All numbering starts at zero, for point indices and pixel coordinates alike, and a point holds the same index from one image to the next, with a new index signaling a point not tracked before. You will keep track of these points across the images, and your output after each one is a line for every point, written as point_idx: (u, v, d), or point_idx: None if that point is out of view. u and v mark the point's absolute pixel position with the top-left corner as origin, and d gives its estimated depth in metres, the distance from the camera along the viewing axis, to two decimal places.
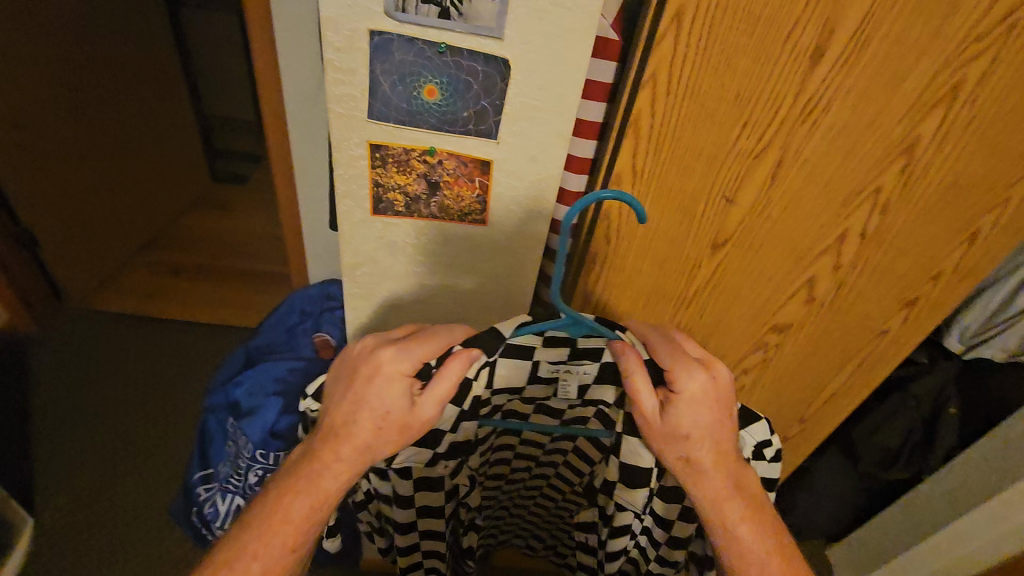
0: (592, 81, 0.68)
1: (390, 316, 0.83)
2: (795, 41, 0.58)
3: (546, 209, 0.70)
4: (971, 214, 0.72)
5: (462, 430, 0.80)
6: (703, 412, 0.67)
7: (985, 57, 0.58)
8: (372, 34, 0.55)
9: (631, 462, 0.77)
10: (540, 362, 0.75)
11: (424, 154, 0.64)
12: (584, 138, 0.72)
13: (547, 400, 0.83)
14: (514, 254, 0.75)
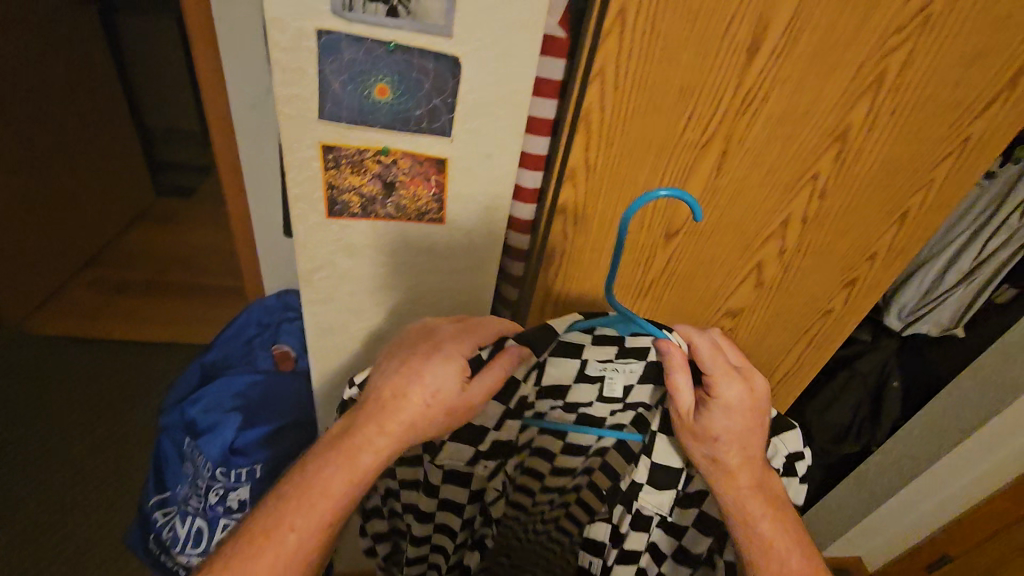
0: (542, 78, 0.69)
1: (351, 322, 0.82)
2: (732, 36, 0.60)
3: (503, 205, 0.71)
4: (900, 197, 0.77)
5: (506, 429, 0.82)
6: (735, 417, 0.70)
7: (905, 48, 0.63)
8: (319, 33, 0.54)
9: (662, 461, 0.78)
10: (586, 362, 0.76)
11: (378, 153, 0.64)
12: (537, 134, 0.73)
13: (588, 407, 0.83)
14: (473, 252, 0.76)
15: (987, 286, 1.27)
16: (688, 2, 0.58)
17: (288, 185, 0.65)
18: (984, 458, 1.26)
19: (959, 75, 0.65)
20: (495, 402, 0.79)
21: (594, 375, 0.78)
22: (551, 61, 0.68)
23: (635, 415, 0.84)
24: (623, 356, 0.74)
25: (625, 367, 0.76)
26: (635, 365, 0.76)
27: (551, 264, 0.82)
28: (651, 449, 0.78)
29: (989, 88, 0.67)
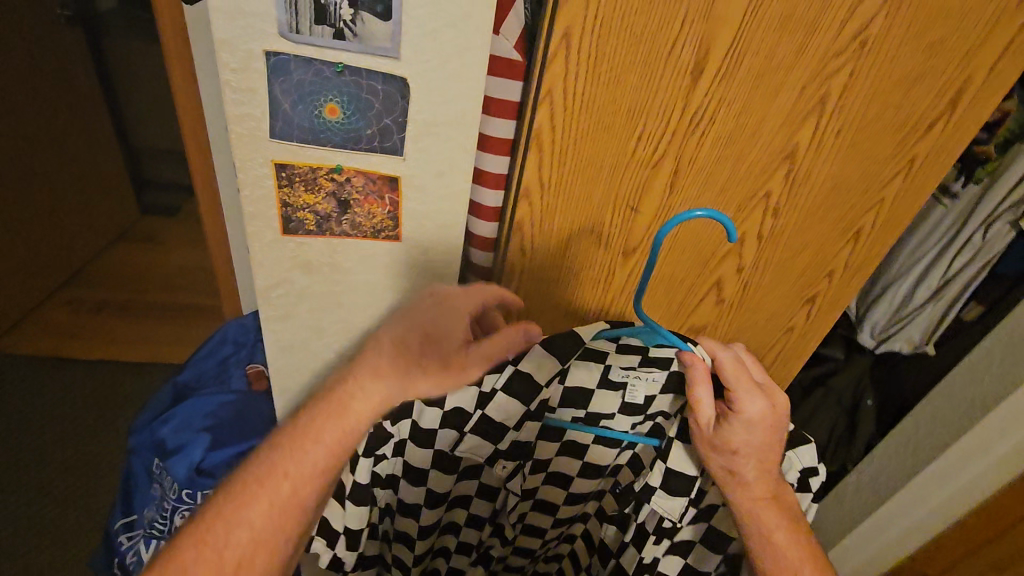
0: (499, 99, 0.71)
1: (312, 339, 0.82)
2: (676, 59, 0.62)
3: (458, 223, 0.72)
4: (853, 215, 0.78)
5: (526, 428, 0.78)
6: (756, 432, 0.69)
7: (845, 71, 0.64)
8: (267, 54, 0.55)
9: (678, 468, 0.76)
10: (610, 367, 0.77)
11: (331, 172, 0.64)
12: (496, 154, 0.75)
13: (609, 420, 0.80)
14: (432, 269, 0.76)
15: (956, 302, 1.28)
16: (631, 27, 0.59)
17: (242, 202, 0.66)
18: (950, 479, 1.19)
19: (900, 97, 0.67)
20: (517, 401, 0.73)
21: (617, 382, 0.77)
22: (507, 84, 0.70)
23: (651, 427, 0.81)
24: (646, 363, 0.75)
25: (649, 375, 0.76)
26: (658, 374, 0.76)
27: (510, 282, 0.83)
28: (667, 455, 0.76)
29: (931, 110, 0.68)
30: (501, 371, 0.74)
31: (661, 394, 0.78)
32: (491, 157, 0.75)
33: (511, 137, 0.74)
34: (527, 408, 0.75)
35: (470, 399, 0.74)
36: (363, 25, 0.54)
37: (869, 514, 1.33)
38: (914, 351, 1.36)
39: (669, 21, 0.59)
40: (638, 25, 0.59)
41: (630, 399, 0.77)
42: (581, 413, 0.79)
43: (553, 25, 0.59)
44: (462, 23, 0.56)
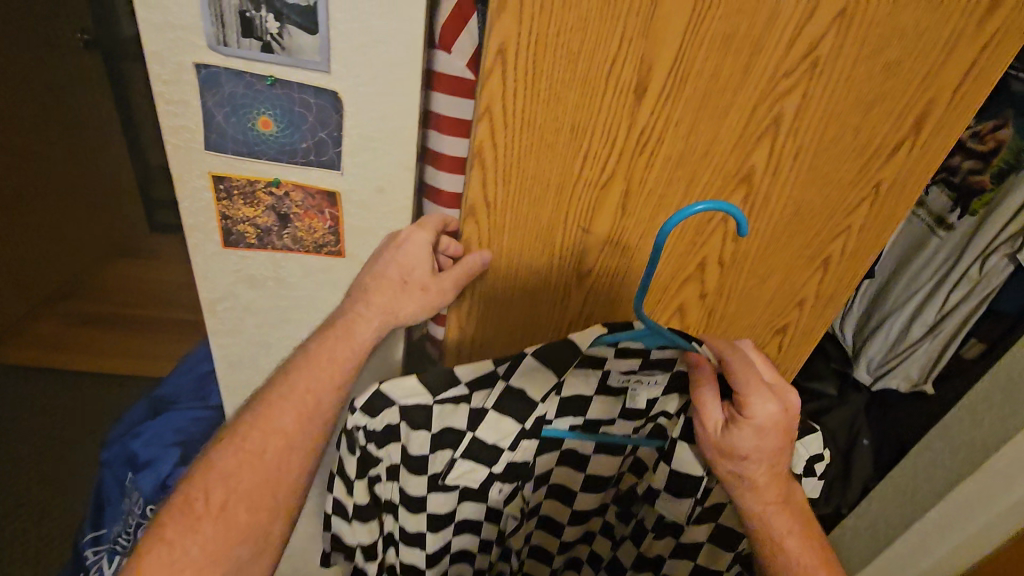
0: (452, 118, 0.74)
1: (261, 355, 0.80)
2: (617, 77, 0.61)
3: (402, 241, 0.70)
4: (819, 241, 0.75)
5: (521, 450, 0.76)
6: (766, 438, 0.69)
7: (796, 92, 0.62)
8: (198, 67, 0.56)
9: (685, 470, 0.79)
10: (609, 371, 0.76)
11: (269, 185, 0.64)
12: (451, 172, 0.78)
13: (610, 425, 0.82)
14: None
15: (954, 336, 1.21)
16: (568, 44, 0.59)
17: (182, 214, 0.66)
18: (963, 522, 1.12)
19: (858, 119, 0.64)
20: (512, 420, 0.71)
21: (616, 387, 0.77)
22: (460, 103, 0.73)
23: (650, 429, 0.83)
24: (648, 367, 0.76)
25: (650, 379, 0.77)
26: (658, 376, 0.77)
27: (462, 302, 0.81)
28: (671, 457, 0.79)
29: (892, 133, 0.65)
30: (490, 389, 0.70)
31: (660, 395, 0.79)
32: (449, 176, 0.79)
33: (465, 155, 0.78)
34: (522, 426, 0.71)
35: (461, 418, 0.71)
36: (290, 38, 0.54)
37: (878, 554, 1.26)
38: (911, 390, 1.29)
39: (606, 38, 0.58)
40: (575, 42, 0.59)
41: (631, 404, 0.79)
42: (579, 422, 0.80)
43: (488, 41, 0.59)
44: (392, 38, 0.55)
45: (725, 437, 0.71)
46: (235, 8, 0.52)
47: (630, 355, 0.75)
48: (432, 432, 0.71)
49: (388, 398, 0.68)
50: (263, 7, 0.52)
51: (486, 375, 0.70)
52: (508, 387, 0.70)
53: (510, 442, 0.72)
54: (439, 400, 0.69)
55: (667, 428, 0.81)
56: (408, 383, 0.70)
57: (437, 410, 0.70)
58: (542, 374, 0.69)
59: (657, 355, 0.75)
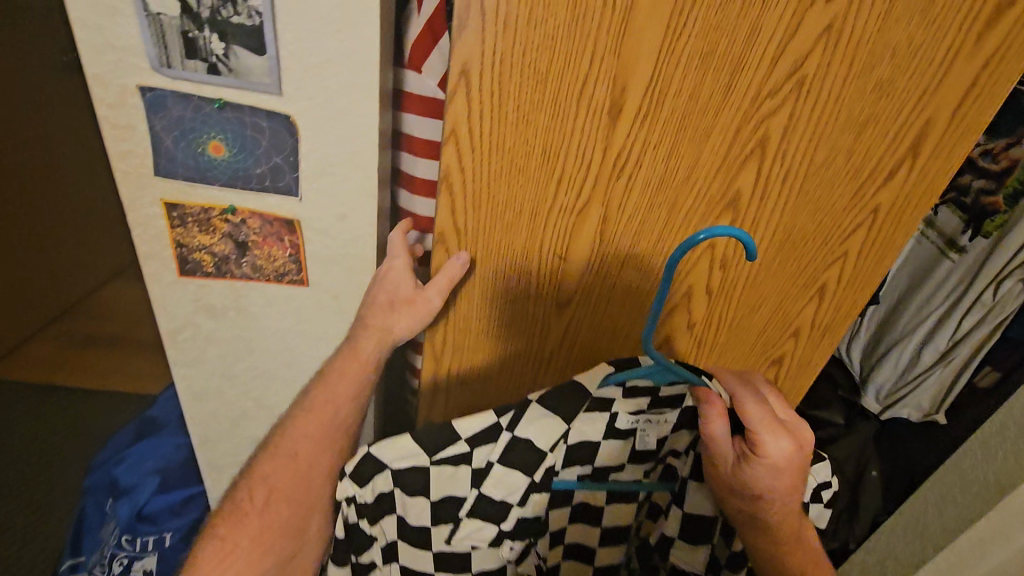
0: (423, 139, 0.71)
1: (226, 385, 0.77)
2: (589, 98, 0.57)
3: (368, 270, 0.67)
4: (812, 271, 0.70)
5: (530, 502, 0.73)
6: (779, 476, 0.66)
7: (782, 112, 0.58)
8: (143, 90, 0.53)
9: (699, 512, 0.74)
10: (617, 415, 0.71)
11: (224, 213, 0.61)
12: (422, 196, 0.75)
13: (619, 471, 0.76)
14: (346, 317, 0.71)
15: (968, 366, 1.16)
16: (535, 63, 0.55)
17: (135, 241, 0.63)
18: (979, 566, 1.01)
19: (850, 142, 0.60)
20: (518, 473, 0.68)
21: (624, 430, 0.72)
22: (430, 123, 0.70)
23: (659, 471, 0.77)
24: (657, 407, 0.72)
25: (661, 418, 0.72)
26: (669, 415, 0.72)
27: (435, 331, 0.77)
28: (683, 498, 0.74)
29: (888, 156, 0.61)
30: (494, 442, 0.67)
31: (671, 435, 0.74)
32: (424, 201, 0.75)
33: (435, 178, 0.74)
34: (530, 477, 0.69)
35: (463, 478, 0.67)
36: (237, 59, 0.51)
37: None
38: (922, 419, 1.24)
39: (576, 56, 0.55)
40: (541, 61, 0.55)
41: (640, 445, 0.74)
42: (587, 471, 0.74)
43: (450, 62, 0.56)
44: (344, 58, 0.52)
45: (736, 474, 0.67)
46: (177, 29, 0.50)
47: (638, 394, 0.71)
48: (432, 497, 0.67)
49: (377, 462, 0.64)
50: (206, 27, 0.49)
51: (488, 429, 0.66)
52: (512, 439, 0.67)
53: (515, 496, 0.69)
54: (438, 459, 0.66)
55: (679, 469, 0.75)
56: (400, 445, 0.65)
57: (438, 471, 0.66)
58: (551, 422, 0.67)
59: (666, 392, 0.72)
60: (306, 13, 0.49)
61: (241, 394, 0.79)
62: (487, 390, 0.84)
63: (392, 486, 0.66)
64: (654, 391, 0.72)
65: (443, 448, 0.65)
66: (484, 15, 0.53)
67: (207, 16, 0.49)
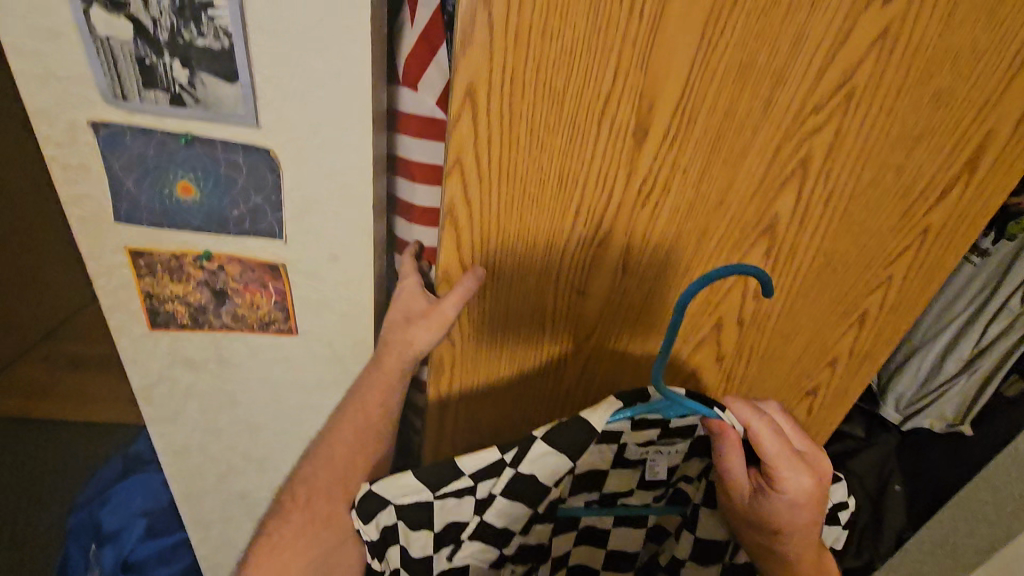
0: (421, 163, 0.63)
1: (210, 440, 0.70)
2: (613, 118, 0.50)
3: (365, 314, 0.60)
4: (852, 296, 0.64)
5: (534, 532, 0.67)
6: (800, 512, 0.57)
7: (829, 128, 0.52)
8: (95, 125, 0.45)
9: (709, 536, 0.68)
10: (625, 445, 0.63)
11: (199, 259, 0.53)
12: (421, 225, 0.67)
13: (628, 495, 0.69)
14: (340, 364, 0.64)
15: (991, 376, 1.10)
16: (550, 82, 0.48)
17: (96, 294, 0.55)
18: None
19: (900, 159, 0.54)
20: (522, 504, 0.59)
21: (632, 460, 0.65)
22: (429, 145, 0.62)
23: (668, 494, 0.71)
24: (666, 436, 0.63)
25: (669, 448, 0.64)
26: (678, 446, 0.65)
27: (441, 376, 0.70)
28: (695, 525, 0.68)
29: (940, 172, 0.55)
30: (497, 474, 0.57)
31: (679, 462, 0.67)
32: (426, 231, 0.68)
33: (438, 206, 0.66)
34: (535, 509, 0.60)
35: (465, 510, 0.58)
36: (205, 88, 0.44)
37: None
38: (945, 428, 1.17)
39: (598, 74, 0.48)
40: (558, 79, 0.48)
41: (649, 475, 0.67)
42: (595, 497, 0.67)
43: (453, 83, 0.49)
44: (329, 83, 0.44)
45: (753, 507, 0.59)
46: (132, 55, 0.42)
47: (646, 427, 0.61)
48: (435, 528, 0.58)
49: (381, 499, 0.55)
50: (167, 53, 0.42)
51: (491, 465, 0.56)
52: (516, 473, 0.56)
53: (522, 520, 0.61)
54: (441, 494, 0.56)
55: (689, 494, 0.69)
56: (403, 479, 0.56)
57: (439, 505, 0.57)
58: (556, 459, 0.55)
59: (677, 423, 0.62)
60: (284, 33, 0.42)
61: (228, 449, 0.71)
62: (498, 432, 0.78)
63: (395, 520, 0.56)
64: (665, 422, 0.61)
65: (445, 483, 0.56)
66: (491, 30, 0.46)
67: (167, 40, 0.41)
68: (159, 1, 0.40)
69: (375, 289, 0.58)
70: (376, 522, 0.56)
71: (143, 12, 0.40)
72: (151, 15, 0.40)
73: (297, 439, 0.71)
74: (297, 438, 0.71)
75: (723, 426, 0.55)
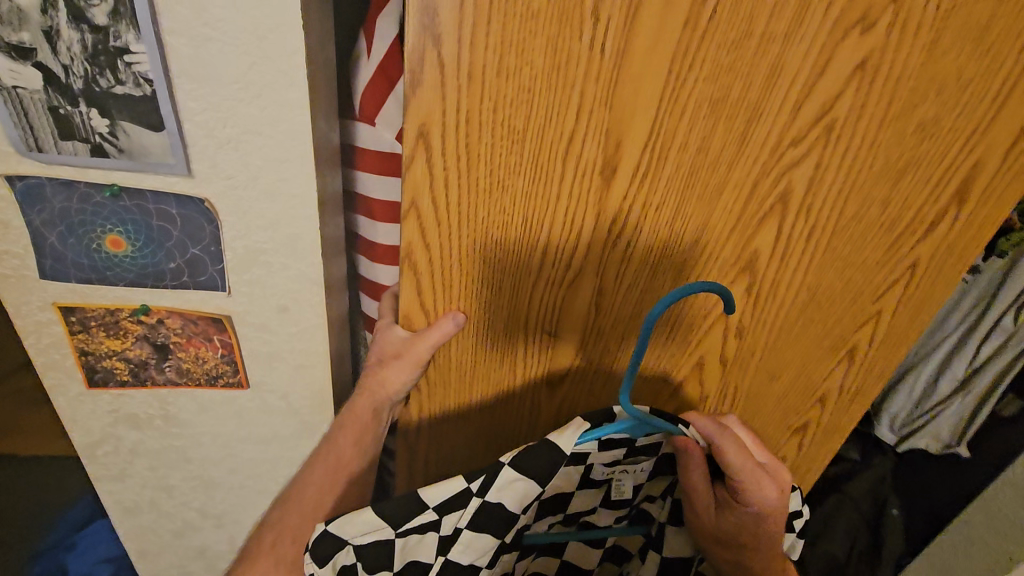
0: (379, 201, 0.60)
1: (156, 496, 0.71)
2: (578, 155, 0.47)
3: (324, 365, 0.59)
4: (840, 331, 0.60)
5: (501, 564, 0.57)
6: (768, 525, 0.54)
7: (809, 162, 0.48)
8: (11, 179, 0.45)
9: (674, 555, 0.61)
10: (591, 465, 0.56)
11: (136, 314, 0.54)
12: (384, 263, 0.64)
13: (590, 514, 0.63)
14: (298, 418, 0.64)
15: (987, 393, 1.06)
16: (510, 119, 0.45)
17: (28, 352, 0.56)
18: None
19: (887, 191, 0.50)
20: (489, 537, 0.51)
21: (598, 479, 0.59)
22: (388, 182, 0.58)
23: (631, 514, 0.65)
24: (632, 456, 0.57)
25: (636, 467, 0.58)
26: (644, 464, 0.58)
27: (410, 422, 0.67)
28: (661, 545, 0.62)
29: (928, 204, 0.51)
30: (462, 508, 0.49)
31: (646, 480, 0.61)
32: (389, 270, 0.64)
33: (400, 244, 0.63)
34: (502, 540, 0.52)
35: (429, 550, 0.50)
36: (128, 137, 0.43)
37: None
38: (943, 449, 1.13)
39: (560, 113, 0.45)
40: (518, 117, 0.45)
41: (615, 495, 0.60)
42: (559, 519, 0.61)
43: (404, 122, 0.45)
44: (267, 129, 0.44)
45: (720, 521, 0.55)
46: (44, 105, 0.41)
47: (613, 447, 0.55)
48: (395, 569, 0.50)
49: (336, 540, 0.47)
50: (82, 103, 0.41)
51: (457, 496, 0.48)
52: (484, 503, 0.49)
53: (488, 558, 0.53)
54: (403, 531, 0.48)
55: (653, 513, 0.63)
56: (361, 516, 0.47)
57: (401, 543, 0.49)
58: (525, 486, 0.49)
59: (643, 441, 0.56)
60: (209, 76, 0.41)
61: (184, 500, 0.72)
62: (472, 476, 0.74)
63: (355, 559, 0.48)
64: (631, 442, 0.55)
65: (407, 519, 0.48)
66: (441, 67, 0.43)
67: (81, 88, 0.40)
68: (70, 50, 0.39)
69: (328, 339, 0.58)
70: (332, 565, 0.47)
71: (53, 61, 0.39)
72: (62, 63, 0.40)
73: (256, 492, 0.72)
74: (257, 483, 0.71)
75: (688, 444, 0.52)
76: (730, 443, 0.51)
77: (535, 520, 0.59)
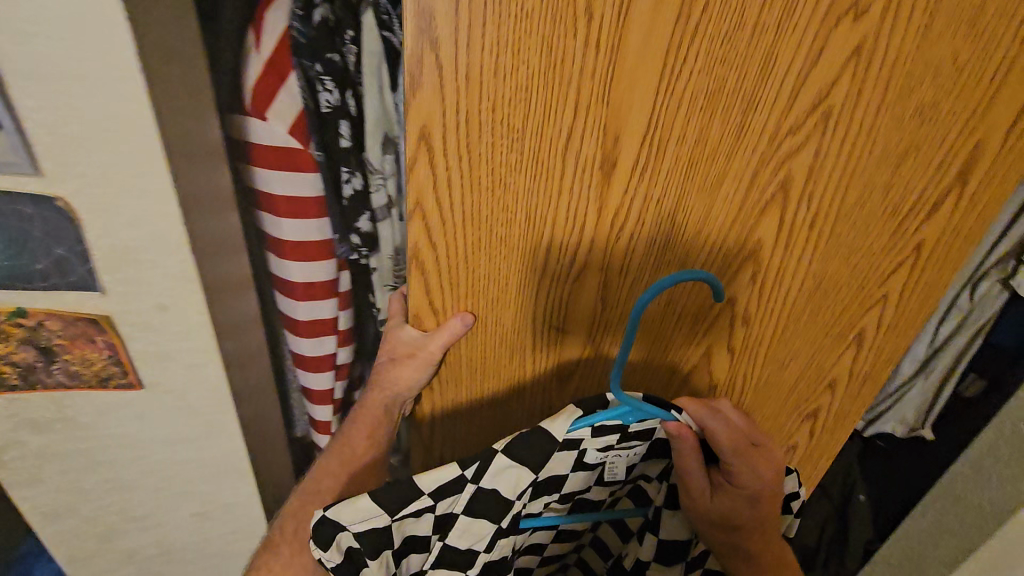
0: (280, 197, 0.63)
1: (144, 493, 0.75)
2: (577, 151, 0.48)
3: (213, 353, 0.62)
4: (846, 317, 0.60)
5: (499, 546, 0.57)
6: (763, 508, 0.55)
7: (807, 149, 0.49)
8: None
9: (669, 536, 0.61)
10: (585, 451, 0.56)
11: (12, 316, 0.54)
12: (290, 258, 0.68)
13: (585, 493, 0.62)
14: (205, 413, 0.68)
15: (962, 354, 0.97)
16: (508, 119, 0.46)
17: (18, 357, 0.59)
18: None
19: (888, 178, 0.51)
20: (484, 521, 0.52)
21: (592, 463, 0.58)
22: (290, 177, 0.62)
23: (629, 490, 0.66)
24: (626, 440, 0.57)
25: (629, 451, 0.59)
26: (637, 447, 0.59)
27: (422, 417, 0.68)
28: (658, 528, 0.62)
29: (931, 189, 0.51)
30: (456, 493, 0.51)
31: (640, 461, 0.62)
32: (301, 266, 0.68)
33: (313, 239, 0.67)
34: (500, 524, 0.54)
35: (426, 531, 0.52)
36: None
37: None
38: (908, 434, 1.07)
39: (557, 110, 0.45)
40: (516, 117, 0.46)
41: (607, 477, 0.61)
42: (555, 499, 0.60)
43: (405, 124, 0.46)
44: (115, 125, 0.45)
45: (714, 503, 0.56)
46: None
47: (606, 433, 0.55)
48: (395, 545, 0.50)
49: (335, 526, 0.47)
50: None
51: (452, 482, 0.50)
52: (478, 490, 0.51)
53: (487, 540, 0.54)
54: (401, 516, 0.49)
55: (648, 491, 0.64)
56: (357, 503, 0.48)
57: (397, 526, 0.49)
58: (517, 472, 0.50)
59: (635, 427, 0.56)
60: (40, 74, 0.42)
61: (83, 514, 0.74)
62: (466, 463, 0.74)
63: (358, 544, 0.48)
64: (623, 428, 0.56)
65: (403, 505, 0.48)
66: (440, 71, 0.43)
67: None
68: None
69: (214, 337, 0.61)
70: (336, 547, 0.47)
71: None
72: None
73: (176, 491, 0.76)
74: (190, 482, 0.76)
75: (683, 429, 0.53)
76: (723, 426, 0.54)
77: (529, 502, 0.58)
